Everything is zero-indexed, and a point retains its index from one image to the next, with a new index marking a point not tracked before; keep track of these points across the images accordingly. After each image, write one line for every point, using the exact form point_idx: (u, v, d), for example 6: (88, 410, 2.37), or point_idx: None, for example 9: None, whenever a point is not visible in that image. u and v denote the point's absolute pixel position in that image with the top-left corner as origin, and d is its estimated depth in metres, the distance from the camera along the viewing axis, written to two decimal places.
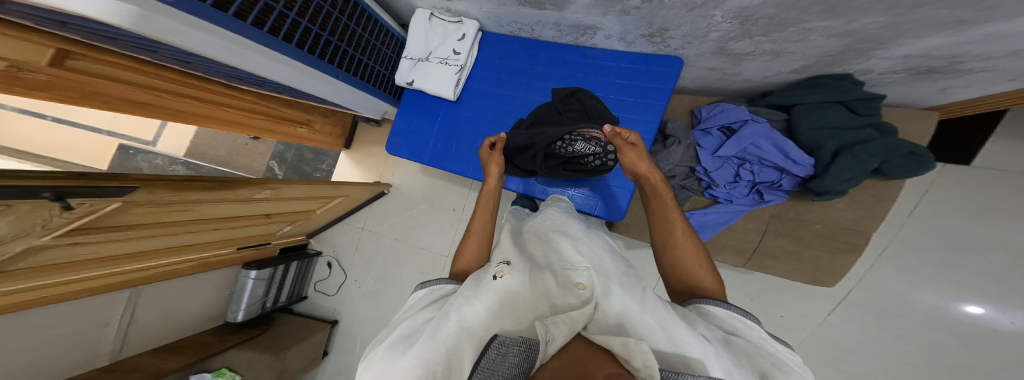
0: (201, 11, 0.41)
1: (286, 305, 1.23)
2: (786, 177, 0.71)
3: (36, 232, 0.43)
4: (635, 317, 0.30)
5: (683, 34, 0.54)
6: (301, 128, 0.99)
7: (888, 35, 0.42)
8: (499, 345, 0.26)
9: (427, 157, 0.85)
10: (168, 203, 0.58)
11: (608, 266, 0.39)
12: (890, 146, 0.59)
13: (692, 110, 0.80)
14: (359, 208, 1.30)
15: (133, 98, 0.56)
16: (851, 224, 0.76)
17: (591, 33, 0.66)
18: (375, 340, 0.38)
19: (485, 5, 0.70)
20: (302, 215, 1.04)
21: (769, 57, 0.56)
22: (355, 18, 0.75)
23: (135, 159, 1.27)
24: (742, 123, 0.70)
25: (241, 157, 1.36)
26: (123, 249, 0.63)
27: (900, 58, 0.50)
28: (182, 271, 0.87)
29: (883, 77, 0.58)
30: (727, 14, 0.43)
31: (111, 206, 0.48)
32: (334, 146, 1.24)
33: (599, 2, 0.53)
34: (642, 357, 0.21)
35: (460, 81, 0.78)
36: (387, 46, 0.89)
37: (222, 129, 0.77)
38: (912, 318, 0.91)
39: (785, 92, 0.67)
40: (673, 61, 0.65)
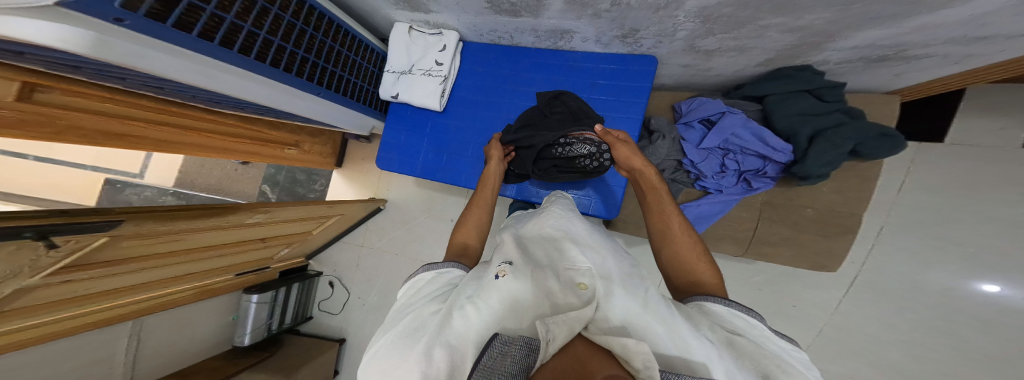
0: (162, 32, 0.41)
1: (291, 327, 1.22)
2: (770, 164, 0.72)
3: (24, 273, 0.43)
4: (637, 319, 0.31)
5: (653, 34, 0.55)
6: (290, 149, 0.99)
7: (834, 30, 0.44)
8: (501, 342, 0.28)
9: (420, 169, 0.85)
10: (157, 235, 0.58)
11: (610, 267, 0.40)
12: (861, 129, 0.62)
13: (672, 105, 0.82)
14: (356, 225, 1.30)
15: (111, 129, 0.56)
16: (841, 206, 0.78)
17: (568, 37, 0.68)
18: (381, 328, 0.39)
19: (463, 15, 0.72)
20: (298, 236, 1.04)
21: (735, 52, 0.58)
22: (330, 33, 0.76)
23: (123, 192, 1.26)
24: (721, 115, 0.73)
25: (233, 183, 1.35)
26: (118, 283, 0.63)
27: (850, 50, 0.52)
28: (183, 300, 0.86)
29: (839, 66, 0.61)
30: (689, 14, 0.45)
31: (99, 241, 0.48)
32: (326, 165, 1.24)
33: (570, 7, 0.54)
34: (643, 358, 0.23)
35: (446, 91, 0.80)
36: (368, 62, 0.91)
37: (203, 154, 0.77)
38: (908, 291, 0.93)
39: (756, 83, 0.69)
40: (648, 59, 0.66)
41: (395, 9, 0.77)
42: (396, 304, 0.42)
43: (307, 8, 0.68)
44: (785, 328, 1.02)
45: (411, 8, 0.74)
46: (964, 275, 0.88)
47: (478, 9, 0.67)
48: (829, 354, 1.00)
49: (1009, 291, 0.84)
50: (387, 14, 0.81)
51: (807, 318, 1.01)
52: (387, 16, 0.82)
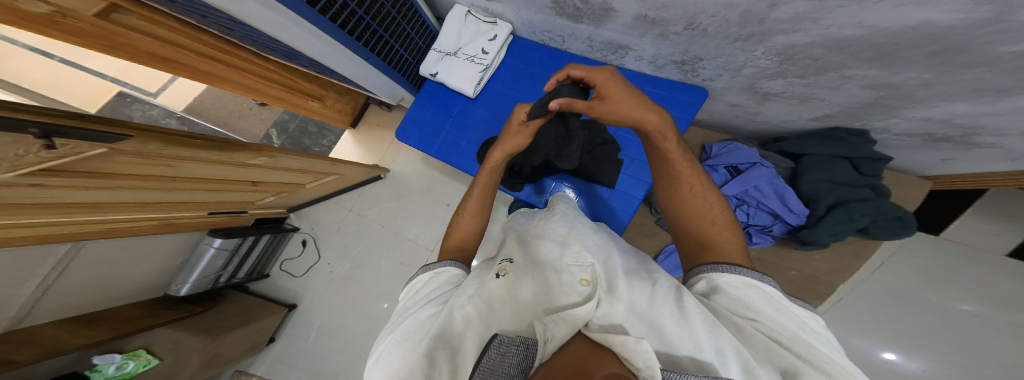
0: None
1: (241, 281, 1.11)
2: (778, 223, 0.74)
3: (1, 167, 0.36)
4: (636, 323, 0.26)
5: (716, 65, 0.56)
6: (313, 101, 0.93)
7: (921, 94, 0.46)
8: (499, 344, 0.24)
9: (435, 149, 0.82)
10: (157, 156, 0.52)
11: (615, 265, 0.34)
12: (882, 208, 0.64)
13: (703, 145, 0.85)
14: (351, 188, 1.23)
15: (159, 53, 0.52)
16: (823, 274, 0.83)
17: (622, 53, 0.68)
18: (385, 330, 0.37)
19: (523, 10, 0.71)
20: (290, 187, 0.97)
21: (794, 101, 0.59)
22: (397, 5, 0.74)
23: (130, 106, 1.19)
24: (750, 165, 0.73)
25: (242, 120, 1.26)
26: (86, 198, 0.56)
27: (920, 122, 0.53)
28: (142, 229, 0.79)
29: (895, 139, 0.63)
30: (769, 51, 0.46)
31: (96, 151, 0.42)
32: (341, 123, 1.18)
33: (638, 23, 0.54)
34: (642, 357, 0.18)
35: (483, 80, 0.78)
36: (419, 36, 0.88)
37: (239, 93, 0.72)
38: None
39: (798, 140, 0.70)
40: (698, 91, 0.66)
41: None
42: (398, 308, 0.39)
43: None
44: None
45: None
46: None
47: (540, 8, 0.66)
48: None
49: None
50: None
51: None
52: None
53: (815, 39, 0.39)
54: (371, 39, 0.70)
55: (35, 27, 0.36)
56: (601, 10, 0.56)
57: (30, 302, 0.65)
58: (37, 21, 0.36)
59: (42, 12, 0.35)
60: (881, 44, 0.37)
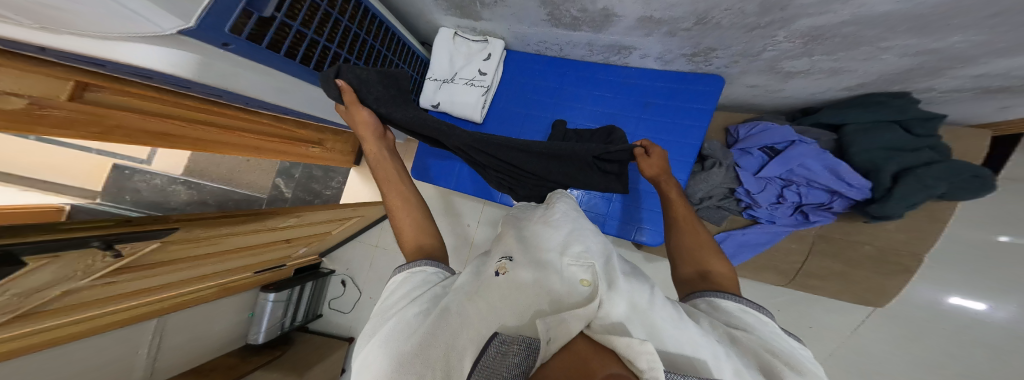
0: (254, 54, 0.45)
1: (301, 325, 1.21)
2: (837, 199, 0.72)
3: (78, 275, 0.46)
4: (635, 320, 0.29)
5: (731, 53, 0.57)
6: (313, 147, 0.97)
7: (972, 55, 0.45)
8: (500, 342, 0.27)
9: (454, 183, 0.89)
10: (201, 239, 0.62)
11: (615, 268, 0.37)
12: (955, 169, 0.61)
13: (728, 128, 0.85)
14: (373, 224, 1.29)
15: (154, 129, 0.53)
16: (903, 245, 0.77)
17: (626, 53, 0.69)
18: (366, 334, 0.39)
19: (514, 25, 0.71)
20: (319, 236, 1.03)
21: (822, 75, 0.59)
22: (379, 37, 0.73)
23: (132, 179, 1.15)
24: (788, 143, 0.72)
25: (245, 174, 1.31)
26: (160, 280, 0.65)
27: (970, 78, 0.53)
28: (204, 297, 0.84)
29: (943, 95, 0.62)
30: (792, 34, 0.46)
31: (151, 246, 0.52)
32: (345, 163, 1.26)
33: (643, 24, 0.54)
34: (646, 357, 0.20)
35: (486, 102, 0.79)
36: (410, 67, 0.89)
37: (247, 154, 0.74)
38: (938, 328, 0.94)
39: (836, 111, 0.70)
40: (715, 79, 0.67)
41: (443, 14, 0.76)
42: (377, 308, 0.41)
43: (363, 11, 0.66)
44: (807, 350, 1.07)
45: (461, 14, 0.73)
46: None
47: (535, 20, 0.66)
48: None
49: None
50: (434, 18, 0.79)
51: (823, 341, 1.07)
52: (433, 20, 0.81)
53: (847, 18, 0.39)
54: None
55: (22, 125, 0.36)
56: (602, 16, 0.56)
57: (149, 365, 0.76)
58: (18, 117, 0.35)
59: (18, 106, 0.35)
60: (922, 15, 0.36)
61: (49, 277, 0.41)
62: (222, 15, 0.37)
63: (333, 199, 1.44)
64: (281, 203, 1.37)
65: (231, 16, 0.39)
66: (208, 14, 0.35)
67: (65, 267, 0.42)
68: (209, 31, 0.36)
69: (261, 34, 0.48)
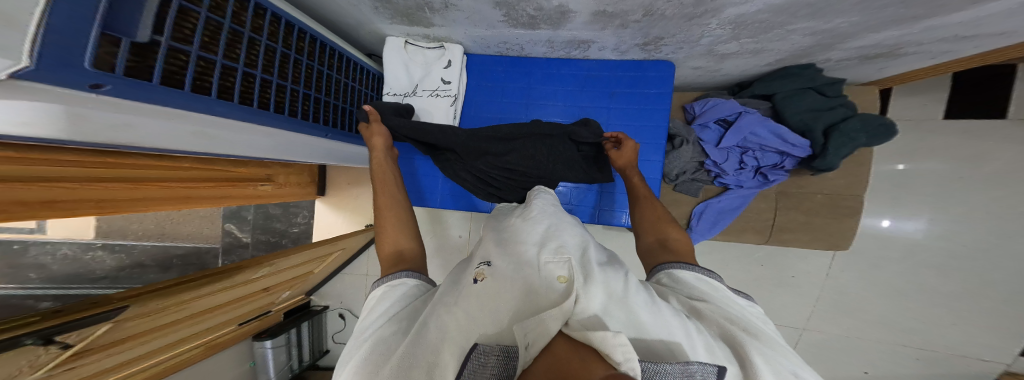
0: (138, 93, 0.36)
1: (310, 363, 1.29)
2: (787, 158, 0.83)
3: (26, 370, 0.48)
4: (612, 311, 0.35)
5: (675, 41, 0.63)
6: (263, 184, 0.96)
7: (853, 32, 0.55)
8: (480, 353, 0.32)
9: (439, 200, 0.89)
10: (159, 310, 0.64)
11: (589, 257, 0.42)
12: (867, 121, 0.74)
13: (684, 106, 0.94)
14: (356, 255, 1.32)
15: (33, 198, 0.50)
16: (846, 190, 0.89)
17: (585, 47, 0.73)
18: (345, 357, 0.42)
19: (471, 28, 0.71)
20: (300, 277, 1.08)
21: (750, 54, 0.67)
22: (321, 57, 0.70)
23: (25, 254, 1.01)
24: (737, 114, 0.81)
25: (180, 225, 1.24)
26: (127, 355, 0.69)
27: (855, 49, 0.64)
28: (192, 357, 0.91)
29: (838, 63, 0.74)
30: (722, 21, 0.52)
31: (102, 329, 0.54)
32: (308, 195, 1.23)
33: (597, 19, 0.58)
34: (622, 351, 0.26)
35: (457, 112, 0.81)
36: (363, 84, 0.87)
37: (163, 206, 0.73)
38: (885, 253, 1.15)
39: (765, 83, 0.81)
40: (665, 65, 0.76)
41: (387, 23, 0.72)
42: (357, 327, 0.44)
43: (298, 33, 0.63)
44: (791, 297, 1.23)
45: (408, 22, 0.71)
46: (929, 226, 1.09)
47: (492, 22, 0.67)
48: (837, 318, 1.22)
49: (939, 231, 1.09)
50: (376, 27, 0.75)
51: (807, 286, 1.22)
52: (375, 29, 0.77)
53: (761, 7, 0.46)
54: (309, 108, 0.68)
55: None
56: (558, 13, 0.59)
57: None
58: None
59: None
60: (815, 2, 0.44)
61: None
62: (73, 45, 0.26)
63: (300, 236, 1.38)
64: (241, 248, 1.32)
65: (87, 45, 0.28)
66: (50, 40, 0.24)
67: (2, 365, 0.44)
68: (62, 69, 0.26)
69: (143, 64, 0.38)
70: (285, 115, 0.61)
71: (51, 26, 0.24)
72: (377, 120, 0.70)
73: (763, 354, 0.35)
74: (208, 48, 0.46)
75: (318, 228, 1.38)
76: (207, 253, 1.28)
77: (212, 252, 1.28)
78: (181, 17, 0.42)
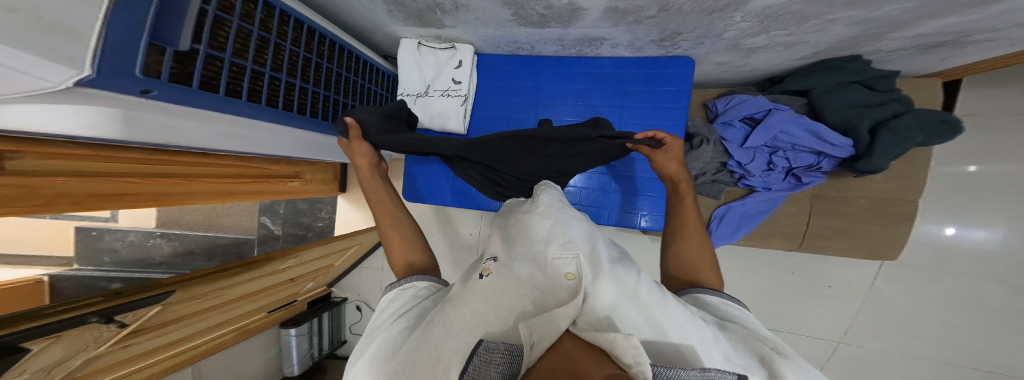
0: (182, 97, 0.40)
1: (330, 352, 1.37)
2: (825, 159, 0.75)
3: (92, 344, 0.54)
4: (622, 310, 0.34)
5: (695, 36, 0.59)
6: (290, 181, 1.02)
7: (907, 19, 0.48)
8: (485, 349, 0.32)
9: (450, 198, 0.90)
10: (202, 295, 0.70)
11: (601, 254, 0.41)
12: (921, 117, 0.66)
13: (705, 103, 0.88)
14: (373, 249, 1.39)
15: (100, 190, 0.56)
16: (896, 194, 0.80)
17: (597, 44, 0.70)
18: (357, 352, 0.42)
19: (481, 28, 0.71)
20: (321, 270, 1.15)
21: (780, 48, 0.62)
22: (340, 61, 0.73)
23: (100, 239, 1.23)
24: (766, 112, 0.75)
25: (224, 218, 1.35)
26: (173, 335, 0.75)
27: (911, 38, 0.56)
28: (229, 341, 1.00)
29: (891, 54, 0.66)
30: (748, 14, 0.48)
31: (153, 310, 0.60)
32: (331, 192, 1.30)
33: (610, 16, 0.56)
34: (633, 354, 0.25)
35: (467, 113, 0.82)
36: (381, 86, 0.91)
37: (212, 202, 0.79)
38: (943, 265, 1.01)
39: (798, 78, 0.75)
40: (683, 62, 0.71)
41: (402, 25, 0.74)
42: (369, 326, 0.45)
43: (319, 37, 0.65)
44: (827, 311, 1.13)
45: (421, 24, 0.72)
46: (999, 236, 0.96)
47: (502, 22, 0.66)
48: (880, 337, 1.10)
49: (1013, 242, 0.95)
50: (392, 30, 0.77)
51: (846, 300, 1.11)
52: (390, 31, 0.79)
53: None
54: (327, 109, 0.71)
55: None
56: (569, 11, 0.57)
57: None
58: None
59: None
60: None
61: (63, 351, 0.48)
62: (128, 54, 0.30)
63: (325, 230, 1.44)
64: (272, 240, 1.41)
65: (138, 55, 0.31)
66: (108, 53, 0.28)
67: (73, 341, 0.49)
68: (114, 76, 0.30)
69: (185, 71, 0.41)
70: (296, 112, 0.61)
71: (110, 44, 0.27)
72: (358, 140, 0.64)
73: (791, 373, 0.33)
74: (240, 55, 0.49)
75: (340, 223, 1.44)
76: (245, 243, 1.37)
77: (249, 243, 1.38)
78: (218, 26, 0.45)
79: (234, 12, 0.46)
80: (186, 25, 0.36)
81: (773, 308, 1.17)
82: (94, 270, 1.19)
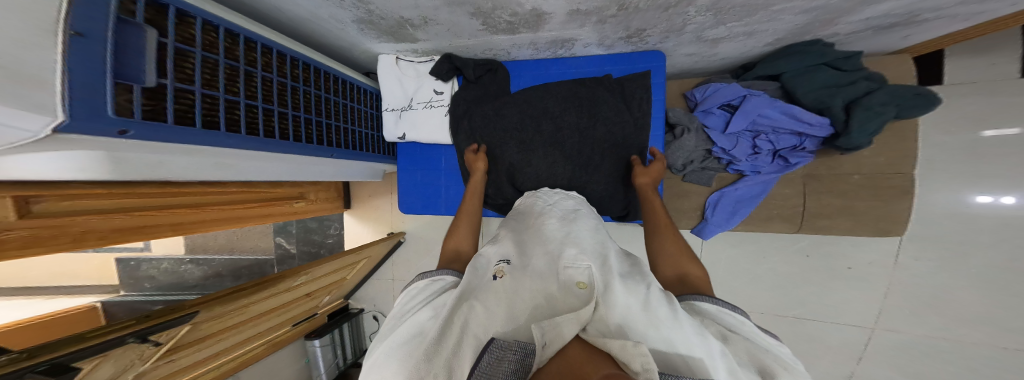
0: (162, 134, 0.43)
1: (354, 360, 1.44)
2: (807, 139, 0.74)
3: (138, 361, 0.60)
4: (635, 320, 0.34)
5: (659, 31, 0.59)
6: (296, 202, 1.06)
7: (850, 5, 0.49)
8: (498, 347, 0.34)
9: (443, 207, 0.90)
10: (225, 313, 0.74)
11: (613, 265, 0.44)
12: (893, 93, 0.65)
13: (683, 94, 0.86)
14: (382, 261, 1.44)
15: (125, 225, 0.62)
16: (890, 169, 0.78)
17: (569, 45, 0.71)
18: (381, 336, 0.44)
19: (453, 39, 0.72)
20: (335, 283, 1.20)
21: (743, 37, 0.62)
22: (320, 83, 0.75)
23: (138, 267, 1.33)
24: (742, 98, 0.75)
25: (245, 240, 1.41)
26: (204, 353, 0.80)
27: (863, 21, 0.57)
28: (257, 354, 1.05)
29: (849, 37, 0.65)
30: (700, 9, 0.49)
31: (183, 330, 0.64)
32: (335, 209, 1.35)
33: (573, 17, 0.56)
34: (642, 360, 0.26)
35: (453, 122, 0.83)
36: (363, 103, 0.93)
37: (225, 227, 0.84)
38: (956, 234, 0.96)
39: (768, 62, 0.72)
40: (655, 55, 0.73)
41: (375, 42, 0.76)
42: (397, 311, 0.46)
43: (292, 61, 0.67)
44: (841, 286, 1.12)
45: (395, 40, 0.74)
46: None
47: (472, 32, 0.67)
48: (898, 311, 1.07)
49: None
50: (368, 47, 0.79)
51: (864, 275, 1.09)
52: (367, 49, 0.81)
53: None
54: (312, 131, 0.73)
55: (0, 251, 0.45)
56: (533, 17, 0.58)
57: None
58: None
59: None
60: None
61: (112, 368, 0.54)
62: (98, 97, 0.32)
63: (336, 246, 1.48)
64: (290, 259, 1.44)
65: (109, 96, 0.34)
66: (78, 95, 0.30)
67: (119, 360, 0.54)
68: (89, 118, 0.32)
69: (158, 107, 0.44)
70: (290, 140, 0.65)
71: (75, 84, 0.30)
72: None
73: None
74: (210, 85, 0.51)
75: (349, 239, 1.48)
76: (266, 263, 1.43)
77: (269, 263, 1.43)
78: (181, 58, 0.47)
79: (193, 42, 0.48)
80: (149, 63, 0.39)
81: (793, 294, 1.17)
82: (139, 295, 1.30)
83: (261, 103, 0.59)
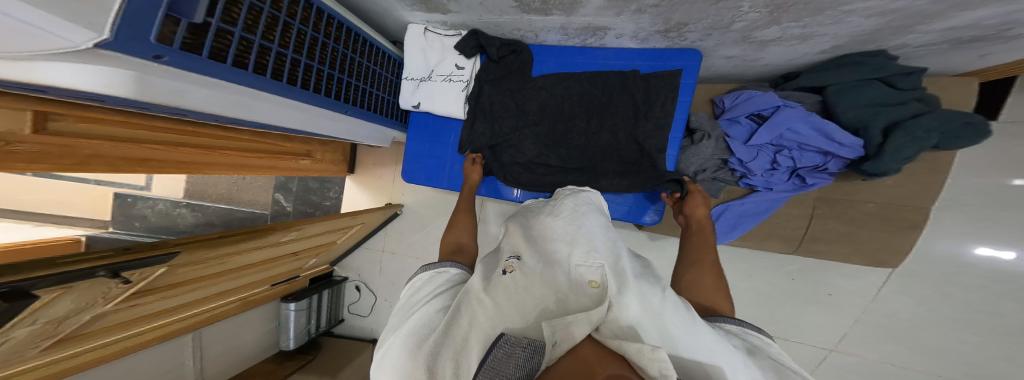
0: (195, 65, 0.41)
1: (326, 329, 1.43)
2: (831, 160, 0.70)
3: (99, 301, 0.57)
4: (645, 323, 0.32)
5: (703, 27, 0.57)
6: (303, 159, 1.05)
7: (937, 10, 0.45)
8: (507, 342, 0.32)
9: (445, 181, 0.88)
10: (205, 260, 0.73)
11: (625, 267, 0.40)
12: (945, 118, 0.60)
13: (713, 100, 0.83)
14: (375, 231, 1.43)
15: (131, 155, 0.61)
16: (905, 200, 0.73)
17: (601, 34, 0.68)
18: (390, 326, 0.44)
19: (484, 15, 0.69)
20: (325, 246, 1.20)
21: (795, 41, 0.59)
22: (347, 42, 0.73)
23: (134, 205, 1.33)
24: (774, 109, 0.71)
25: (244, 192, 1.41)
26: (177, 300, 0.79)
27: (943, 31, 0.53)
28: (231, 310, 1.03)
29: (919, 49, 0.62)
30: (755, 4, 0.47)
31: (158, 271, 0.63)
32: (339, 172, 1.34)
33: (612, 4, 0.54)
34: (658, 365, 0.23)
35: (469, 98, 0.81)
36: (385, 69, 0.90)
37: (227, 173, 0.82)
38: (963, 282, 0.90)
39: (815, 73, 0.70)
40: (690, 54, 0.69)
41: (408, 10, 0.73)
42: (401, 301, 0.47)
43: (326, 18, 0.65)
44: (831, 320, 1.08)
45: (427, 9, 0.71)
46: None
47: (504, 8, 0.64)
48: (875, 346, 1.05)
49: None
50: (400, 15, 0.77)
51: (848, 309, 1.05)
52: (399, 17, 0.78)
53: None
54: (331, 86, 0.70)
55: None
56: None
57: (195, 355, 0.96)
58: None
59: None
60: None
61: (73, 302, 0.51)
62: (144, 24, 0.30)
63: (332, 209, 1.46)
64: (284, 216, 1.44)
65: (156, 23, 0.32)
66: (128, 22, 0.29)
67: (83, 294, 0.52)
68: (129, 40, 0.30)
69: (197, 42, 0.42)
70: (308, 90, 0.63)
71: (129, 11, 0.28)
72: None
73: None
74: (250, 30, 0.50)
75: (347, 204, 1.46)
76: (260, 218, 1.42)
77: (264, 218, 1.43)
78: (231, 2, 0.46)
79: None
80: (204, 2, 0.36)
81: (775, 317, 1.14)
82: (126, 234, 1.31)
83: (291, 53, 0.56)
